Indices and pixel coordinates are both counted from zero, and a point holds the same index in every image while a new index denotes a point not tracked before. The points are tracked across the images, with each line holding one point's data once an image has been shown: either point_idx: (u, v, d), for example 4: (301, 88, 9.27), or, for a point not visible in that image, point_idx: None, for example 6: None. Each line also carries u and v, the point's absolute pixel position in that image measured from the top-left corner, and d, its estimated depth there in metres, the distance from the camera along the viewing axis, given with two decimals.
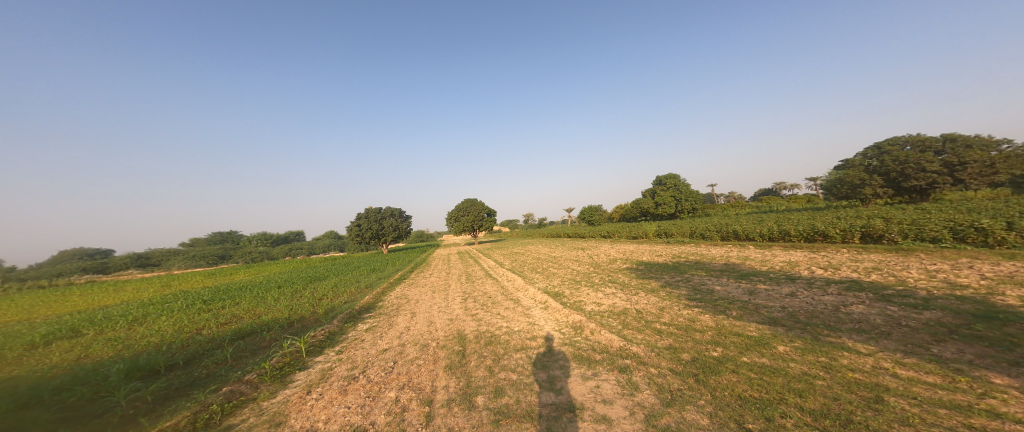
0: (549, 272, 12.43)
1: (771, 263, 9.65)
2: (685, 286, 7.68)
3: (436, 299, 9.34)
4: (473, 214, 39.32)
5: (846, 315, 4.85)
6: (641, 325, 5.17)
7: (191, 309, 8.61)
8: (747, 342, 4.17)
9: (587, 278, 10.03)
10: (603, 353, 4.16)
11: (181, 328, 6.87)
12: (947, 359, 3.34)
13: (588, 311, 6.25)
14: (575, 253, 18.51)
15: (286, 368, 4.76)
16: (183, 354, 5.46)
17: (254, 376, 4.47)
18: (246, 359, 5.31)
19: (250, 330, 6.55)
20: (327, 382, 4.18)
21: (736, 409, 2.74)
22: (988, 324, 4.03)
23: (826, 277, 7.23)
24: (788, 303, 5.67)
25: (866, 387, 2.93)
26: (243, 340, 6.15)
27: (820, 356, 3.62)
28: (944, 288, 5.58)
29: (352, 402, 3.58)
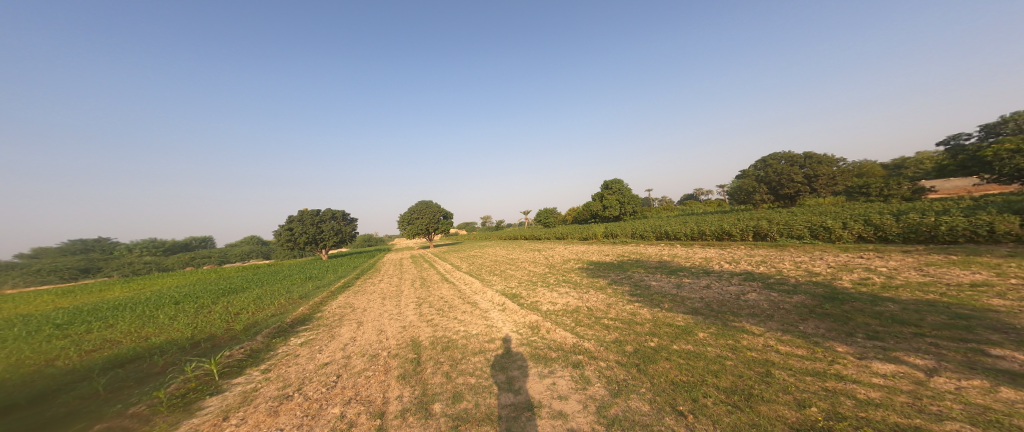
0: (504, 274, 12.66)
1: (692, 259, 11.34)
2: (628, 283, 8.59)
3: (383, 305, 8.90)
4: (427, 217, 37.53)
5: (745, 302, 6.00)
6: (592, 321, 5.67)
7: (38, 336, 6.74)
8: (676, 331, 4.89)
9: (541, 279, 10.48)
10: (558, 350, 4.49)
11: (22, 361, 5.35)
12: (809, 334, 4.39)
13: (543, 310, 6.61)
14: (530, 254, 19.17)
15: (191, 394, 4.08)
16: (30, 390, 4.31)
17: (144, 408, 3.75)
18: (129, 388, 4.40)
19: (133, 356, 5.39)
20: (251, 405, 3.72)
21: (669, 393, 3.21)
22: (833, 303, 5.36)
23: (733, 269, 8.76)
24: (704, 294, 6.77)
25: (760, 363, 3.71)
26: (124, 367, 5.06)
27: (728, 339, 4.45)
28: (808, 275, 7.25)
29: (287, 424, 3.27)
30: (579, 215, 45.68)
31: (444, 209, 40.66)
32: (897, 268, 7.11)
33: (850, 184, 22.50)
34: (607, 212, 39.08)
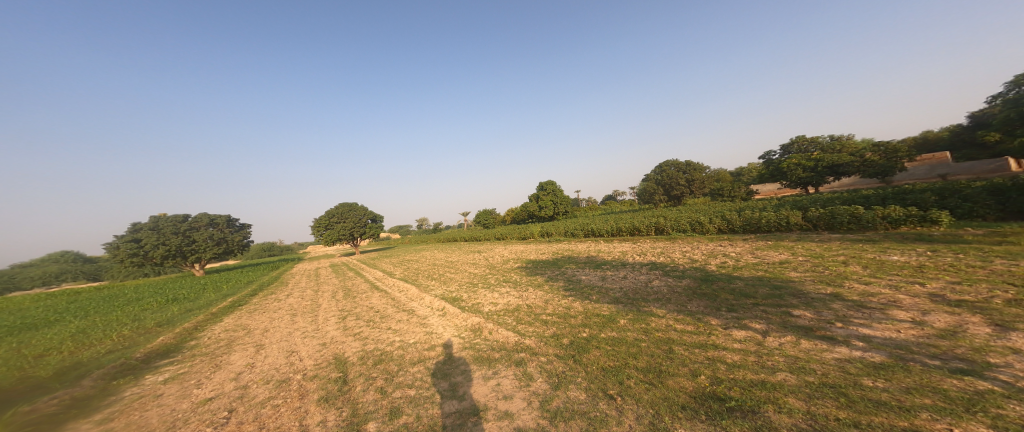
0: (445, 278, 12.78)
1: (614, 252, 13.59)
2: (562, 279, 9.96)
3: (310, 324, 8.37)
4: (352, 221, 32.79)
5: (651, 288, 7.87)
6: (532, 317, 6.59)
7: None
8: (603, 320, 6.03)
9: (484, 282, 11.12)
10: (501, 350, 5.11)
11: None
12: (694, 312, 6.11)
13: (486, 312, 7.41)
14: (473, 255, 19.80)
15: None
16: None
17: None
18: None
19: None
20: None
21: (602, 379, 3.89)
22: (708, 284, 7.66)
23: (642, 262, 10.95)
24: (623, 283, 8.62)
25: (666, 342, 4.86)
26: None
27: (643, 323, 5.74)
28: (692, 264, 9.74)
29: None
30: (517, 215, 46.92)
31: (372, 211, 36.35)
32: (741, 255, 10.00)
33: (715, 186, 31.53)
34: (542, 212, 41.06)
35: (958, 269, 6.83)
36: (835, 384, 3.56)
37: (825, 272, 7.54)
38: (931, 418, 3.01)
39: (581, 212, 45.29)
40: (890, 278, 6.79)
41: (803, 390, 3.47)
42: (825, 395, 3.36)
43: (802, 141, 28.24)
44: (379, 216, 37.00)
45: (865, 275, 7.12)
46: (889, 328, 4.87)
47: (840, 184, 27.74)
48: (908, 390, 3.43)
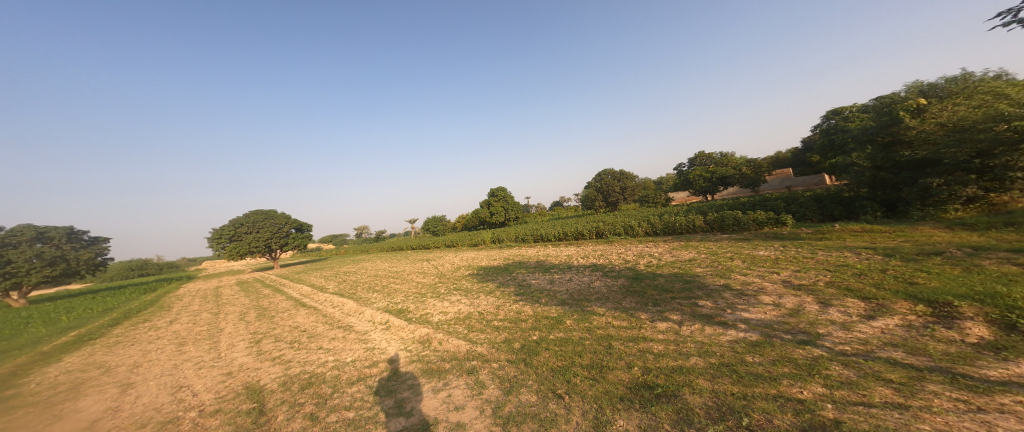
0: (389, 290, 12.06)
1: (560, 256, 14.41)
2: (513, 284, 10.39)
3: (209, 352, 7.06)
4: (269, 231, 27.96)
5: (593, 288, 8.63)
6: (484, 325, 6.91)
7: None
8: (552, 322, 6.63)
9: (434, 291, 10.88)
10: (453, 360, 5.29)
11: None
12: (628, 308, 6.91)
13: (435, 322, 7.47)
14: (419, 264, 18.80)
15: None
16: None
17: None
18: None
19: None
20: None
21: (551, 381, 4.25)
22: (637, 281, 8.61)
23: (585, 263, 11.87)
24: (569, 285, 9.30)
25: (605, 338, 5.53)
26: None
27: (587, 322, 6.40)
28: (625, 264, 10.80)
29: None
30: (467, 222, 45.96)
31: (298, 221, 31.41)
32: (662, 253, 11.49)
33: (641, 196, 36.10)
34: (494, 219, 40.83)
35: (800, 259, 8.90)
36: (729, 362, 4.41)
37: (719, 266, 9.08)
38: (786, 382, 3.89)
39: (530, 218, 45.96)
40: (758, 269, 8.44)
41: (706, 370, 4.25)
42: (723, 374, 4.12)
43: (702, 157, 33.79)
44: (308, 225, 32.31)
45: (743, 267, 8.78)
46: (761, 311, 6.07)
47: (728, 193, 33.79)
48: (773, 361, 4.38)
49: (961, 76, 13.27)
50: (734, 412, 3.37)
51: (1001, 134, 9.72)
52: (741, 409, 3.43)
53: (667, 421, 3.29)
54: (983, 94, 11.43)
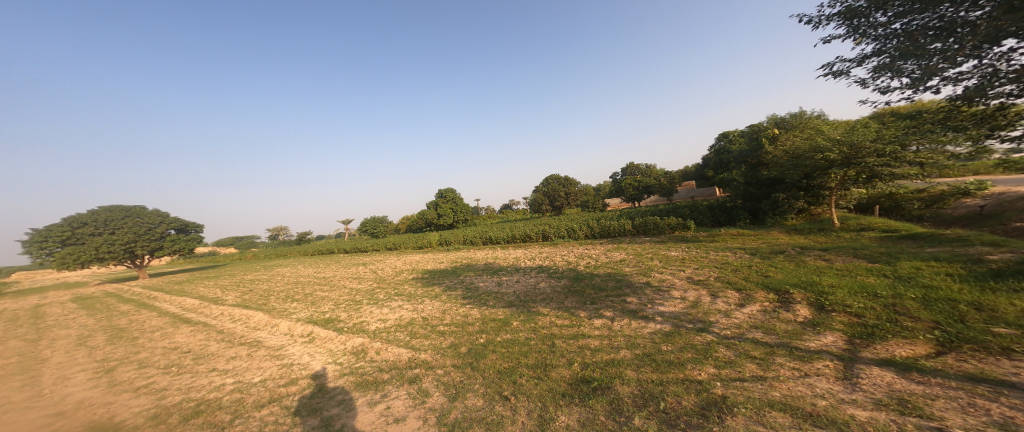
0: (317, 298, 10.75)
1: (508, 258, 14.51)
2: (461, 287, 10.11)
3: (23, 389, 5.55)
4: (133, 231, 22.96)
5: (539, 289, 8.88)
6: (428, 331, 6.65)
7: None
8: (498, 324, 6.66)
9: (373, 297, 10.05)
10: (392, 370, 4.99)
11: None
12: (569, 307, 7.25)
13: (372, 330, 6.96)
14: (352, 269, 17.12)
15: None
16: None
17: None
18: None
19: None
20: None
21: (497, 383, 4.30)
22: (578, 281, 9.10)
23: (532, 266, 12.09)
24: (516, 287, 9.41)
25: (549, 338, 5.74)
26: None
27: (532, 322, 6.58)
28: (568, 265, 11.28)
29: None
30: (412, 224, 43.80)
31: (183, 220, 26.46)
32: (600, 255, 12.26)
33: (583, 201, 38.16)
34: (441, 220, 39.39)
35: (697, 258, 10.28)
36: (652, 352, 4.88)
37: (639, 265, 10.06)
38: (698, 365, 4.44)
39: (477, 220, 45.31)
40: (671, 268, 9.53)
41: (635, 360, 4.65)
42: (645, 364, 4.54)
43: (631, 166, 38.13)
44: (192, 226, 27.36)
45: (659, 266, 9.84)
46: (675, 304, 6.88)
47: (652, 200, 37.87)
48: (688, 347, 4.97)
49: (800, 113, 17.24)
50: (653, 397, 3.74)
51: (818, 161, 12.11)
52: (663, 392, 3.83)
53: (602, 411, 3.53)
54: (811, 128, 14.44)
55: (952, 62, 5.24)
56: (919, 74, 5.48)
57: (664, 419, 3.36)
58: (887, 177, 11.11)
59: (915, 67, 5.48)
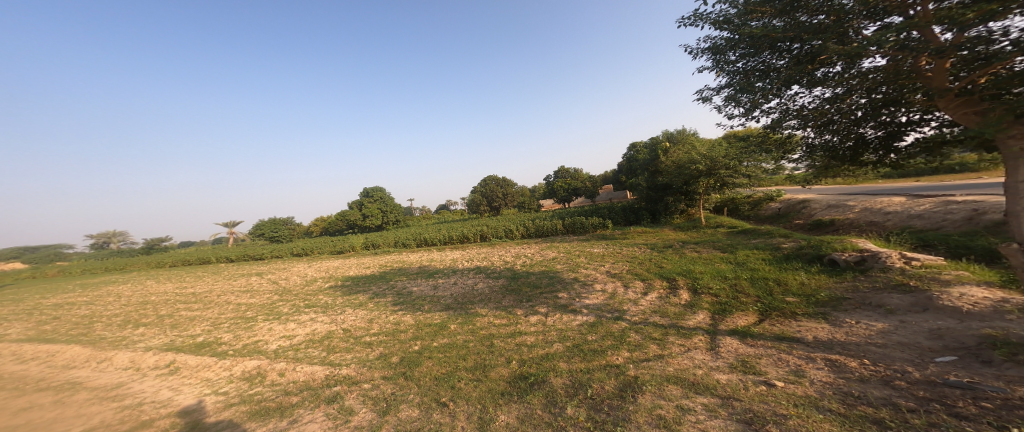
0: (184, 320, 8.96)
1: (444, 260, 13.98)
2: (392, 293, 9.43)
3: None
4: None
5: (476, 290, 8.73)
6: (350, 343, 6.04)
7: None
8: (434, 329, 6.36)
9: (278, 311, 8.77)
10: (307, 390, 4.43)
11: None
12: (507, 306, 7.27)
13: (273, 350, 6.07)
14: (241, 282, 14.53)
15: None
16: None
17: None
18: None
19: None
20: None
21: (434, 390, 4.10)
22: (515, 280, 9.18)
23: (469, 267, 11.86)
24: (453, 289, 9.11)
25: (487, 338, 5.69)
26: None
27: (470, 324, 6.43)
28: (505, 265, 11.34)
29: None
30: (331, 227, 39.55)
31: None
32: (535, 254, 12.59)
33: (519, 201, 38.88)
34: (366, 222, 36.34)
35: (621, 253, 11.20)
36: (581, 342, 5.15)
37: (571, 262, 10.58)
38: (623, 351, 4.82)
39: (409, 221, 42.92)
40: (599, 263, 10.22)
41: (567, 352, 4.85)
42: (575, 354, 4.77)
43: (562, 170, 40.25)
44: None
45: (587, 262, 10.48)
46: (599, 296, 7.39)
47: (580, 202, 40.36)
48: (614, 335, 5.35)
49: (682, 133, 20.44)
50: (583, 385, 3.93)
51: (693, 171, 14.32)
52: (595, 379, 4.05)
53: (540, 405, 3.58)
54: (689, 143, 17.01)
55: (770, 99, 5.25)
56: (749, 106, 5.45)
57: (592, 405, 3.54)
58: (734, 184, 14.15)
59: (747, 100, 5.36)
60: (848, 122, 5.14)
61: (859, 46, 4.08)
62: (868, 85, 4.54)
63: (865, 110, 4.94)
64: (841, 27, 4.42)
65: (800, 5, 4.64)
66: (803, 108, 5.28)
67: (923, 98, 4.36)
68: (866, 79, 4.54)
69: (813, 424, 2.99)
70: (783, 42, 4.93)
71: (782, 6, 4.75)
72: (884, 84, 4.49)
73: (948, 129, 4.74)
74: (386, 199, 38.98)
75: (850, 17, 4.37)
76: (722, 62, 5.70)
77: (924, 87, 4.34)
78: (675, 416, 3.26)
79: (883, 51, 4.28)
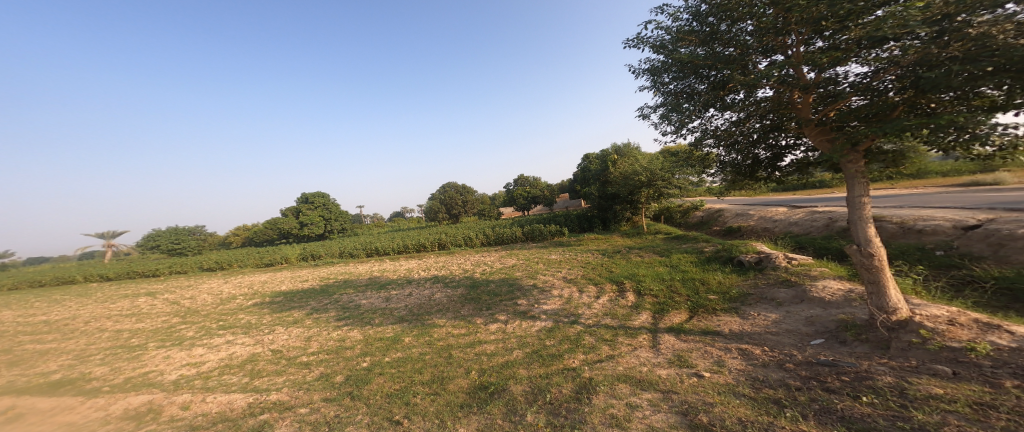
0: (30, 355, 7.41)
1: (399, 271, 13.37)
2: (336, 308, 8.84)
3: None
4: None
5: (434, 301, 8.47)
6: (284, 366, 5.57)
7: None
8: (387, 343, 6.06)
9: (178, 336, 7.79)
10: (230, 420, 4.03)
11: None
12: (466, 315, 7.13)
13: (169, 382, 5.37)
14: (122, 305, 12.29)
15: None
16: None
17: None
18: None
19: None
20: None
21: (386, 408, 3.89)
22: (475, 289, 9.05)
23: (426, 276, 11.51)
24: (408, 301, 8.74)
25: (446, 349, 5.53)
26: None
27: (426, 336, 6.22)
28: (465, 273, 11.17)
29: None
30: (255, 235, 35.48)
31: None
32: (496, 261, 12.56)
33: (480, 209, 38.68)
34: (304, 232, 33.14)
35: (579, 259, 11.53)
36: (540, 348, 5.20)
37: (530, 269, 10.66)
38: (579, 354, 4.93)
39: (360, 230, 40.66)
40: (557, 269, 10.41)
41: (525, 359, 4.87)
42: (534, 360, 4.80)
43: (522, 178, 40.88)
44: None
45: (545, 268, 10.63)
46: (557, 302, 7.52)
47: (538, 210, 41.05)
48: (571, 339, 5.46)
49: (626, 147, 21.95)
50: (541, 391, 3.96)
51: (637, 181, 15.43)
52: (552, 384, 4.09)
53: (500, 414, 3.55)
54: (634, 156, 18.31)
55: (694, 119, 5.71)
56: (678, 125, 5.86)
57: (551, 410, 3.57)
58: (668, 194, 15.41)
59: (676, 120, 5.75)
60: (748, 143, 5.79)
61: (754, 79, 4.59)
62: (760, 112, 5.11)
63: (759, 133, 5.61)
64: (744, 60, 4.99)
65: (717, 37, 5.18)
66: (718, 129, 5.78)
67: (795, 126, 5.06)
68: (759, 107, 5.07)
69: (734, 408, 3.31)
70: (705, 68, 5.38)
71: (704, 36, 5.25)
72: (772, 112, 5.11)
73: (811, 154, 5.59)
74: (329, 206, 36.66)
75: (750, 52, 4.96)
76: (657, 82, 5.89)
77: (798, 117, 5.00)
78: (626, 414, 3.39)
79: (771, 83, 4.77)
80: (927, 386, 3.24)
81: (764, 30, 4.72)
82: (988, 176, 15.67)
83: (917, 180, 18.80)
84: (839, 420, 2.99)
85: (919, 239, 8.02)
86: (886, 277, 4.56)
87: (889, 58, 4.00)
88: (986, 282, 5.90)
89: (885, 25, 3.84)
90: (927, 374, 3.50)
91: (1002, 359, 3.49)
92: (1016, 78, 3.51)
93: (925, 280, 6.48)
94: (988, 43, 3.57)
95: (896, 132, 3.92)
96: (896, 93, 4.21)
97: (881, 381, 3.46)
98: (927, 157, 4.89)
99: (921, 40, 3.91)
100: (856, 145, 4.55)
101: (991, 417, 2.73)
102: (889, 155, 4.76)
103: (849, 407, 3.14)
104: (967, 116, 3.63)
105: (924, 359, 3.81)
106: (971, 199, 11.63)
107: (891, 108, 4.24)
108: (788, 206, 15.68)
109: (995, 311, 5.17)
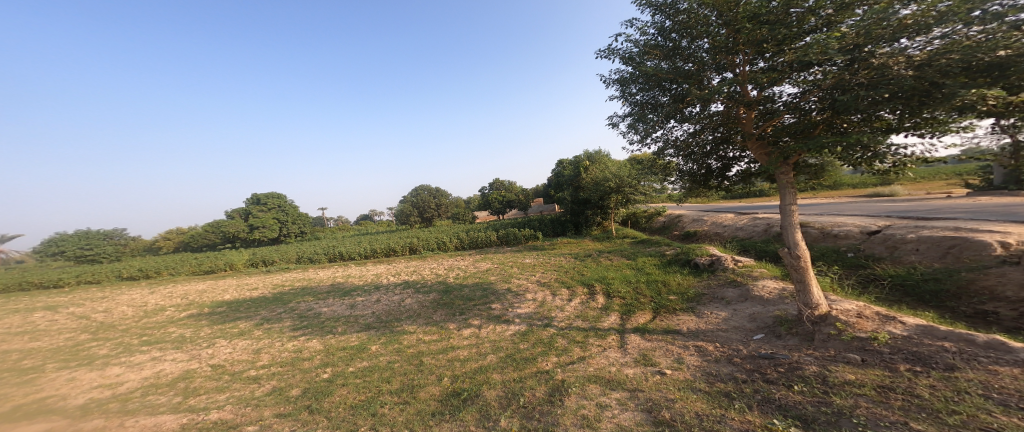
0: None
1: (365, 277, 12.86)
2: (291, 317, 8.33)
3: None
4: None
5: (402, 307, 8.19)
6: (226, 381, 5.17)
7: None
8: (350, 352, 5.77)
9: (87, 355, 6.98)
10: None
11: None
12: (436, 321, 6.93)
13: (73, 406, 4.80)
14: (9, 322, 10.65)
15: None
16: None
17: None
18: None
19: None
20: None
21: (349, 421, 3.67)
22: (445, 294, 8.85)
23: (395, 282, 11.14)
24: (375, 308, 8.40)
25: (416, 356, 5.33)
26: None
27: (394, 343, 5.97)
28: (436, 278, 10.91)
29: None
30: (194, 236, 32.35)
31: None
32: (468, 266, 12.35)
33: (453, 213, 38.25)
34: (253, 235, 30.78)
35: (550, 263, 11.57)
36: (511, 352, 5.13)
37: (500, 274, 10.57)
38: (547, 357, 4.89)
39: (323, 234, 38.87)
40: (528, 273, 10.39)
41: (496, 364, 4.75)
42: (506, 364, 4.72)
43: (496, 182, 40.98)
44: None
45: (517, 273, 10.58)
46: (529, 305, 7.48)
47: (511, 214, 41.19)
48: (542, 342, 5.43)
49: (598, 154, 22.51)
50: (515, 395, 3.87)
51: (606, 187, 15.84)
52: (519, 388, 4.01)
53: (472, 422, 3.42)
54: (604, 163, 18.77)
55: (657, 130, 5.92)
56: (644, 135, 6.05)
57: (523, 414, 3.49)
58: (634, 200, 15.86)
59: (642, 130, 5.93)
60: (702, 154, 6.06)
61: (705, 94, 4.82)
62: (712, 125, 5.38)
63: (711, 145, 5.88)
64: (699, 76, 5.21)
65: (678, 52, 5.38)
66: (677, 139, 5.99)
67: (740, 139, 5.41)
68: (712, 120, 5.37)
69: (691, 403, 3.37)
70: (667, 81, 5.54)
71: (667, 51, 5.43)
72: (722, 125, 5.45)
73: (754, 165, 5.92)
74: (285, 208, 34.99)
75: (705, 69, 5.19)
76: (625, 92, 6.03)
77: (743, 131, 5.35)
78: (595, 414, 3.38)
79: (721, 99, 4.98)
80: (842, 373, 3.47)
81: (717, 49, 4.96)
82: (886, 187, 17.80)
83: (835, 190, 20.93)
84: (775, 409, 3.13)
85: (835, 242, 8.69)
86: (810, 275, 4.94)
87: (812, 81, 4.29)
88: (885, 279, 6.47)
89: (810, 51, 4.12)
90: (843, 362, 3.76)
91: (898, 346, 3.82)
92: (906, 104, 3.96)
93: (839, 278, 7.02)
94: (886, 72, 3.89)
95: (816, 149, 4.28)
96: (818, 113, 4.52)
97: (807, 370, 3.67)
98: (842, 172, 5.41)
99: (837, 66, 4.28)
100: (787, 159, 4.89)
101: (892, 398, 2.96)
102: (813, 168, 5.27)
103: (784, 395, 3.30)
104: (870, 136, 4.02)
105: (840, 349, 4.10)
106: (877, 207, 12.96)
107: (813, 126, 4.60)
108: (735, 212, 16.64)
109: (893, 305, 5.70)
